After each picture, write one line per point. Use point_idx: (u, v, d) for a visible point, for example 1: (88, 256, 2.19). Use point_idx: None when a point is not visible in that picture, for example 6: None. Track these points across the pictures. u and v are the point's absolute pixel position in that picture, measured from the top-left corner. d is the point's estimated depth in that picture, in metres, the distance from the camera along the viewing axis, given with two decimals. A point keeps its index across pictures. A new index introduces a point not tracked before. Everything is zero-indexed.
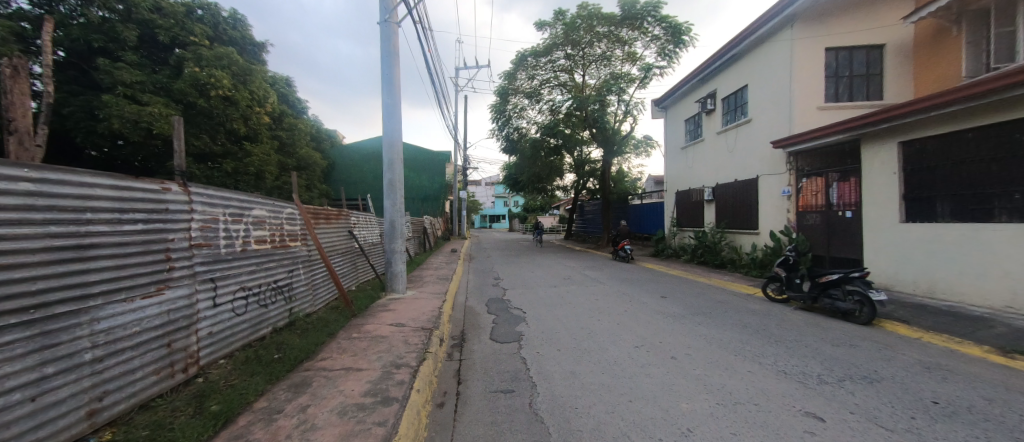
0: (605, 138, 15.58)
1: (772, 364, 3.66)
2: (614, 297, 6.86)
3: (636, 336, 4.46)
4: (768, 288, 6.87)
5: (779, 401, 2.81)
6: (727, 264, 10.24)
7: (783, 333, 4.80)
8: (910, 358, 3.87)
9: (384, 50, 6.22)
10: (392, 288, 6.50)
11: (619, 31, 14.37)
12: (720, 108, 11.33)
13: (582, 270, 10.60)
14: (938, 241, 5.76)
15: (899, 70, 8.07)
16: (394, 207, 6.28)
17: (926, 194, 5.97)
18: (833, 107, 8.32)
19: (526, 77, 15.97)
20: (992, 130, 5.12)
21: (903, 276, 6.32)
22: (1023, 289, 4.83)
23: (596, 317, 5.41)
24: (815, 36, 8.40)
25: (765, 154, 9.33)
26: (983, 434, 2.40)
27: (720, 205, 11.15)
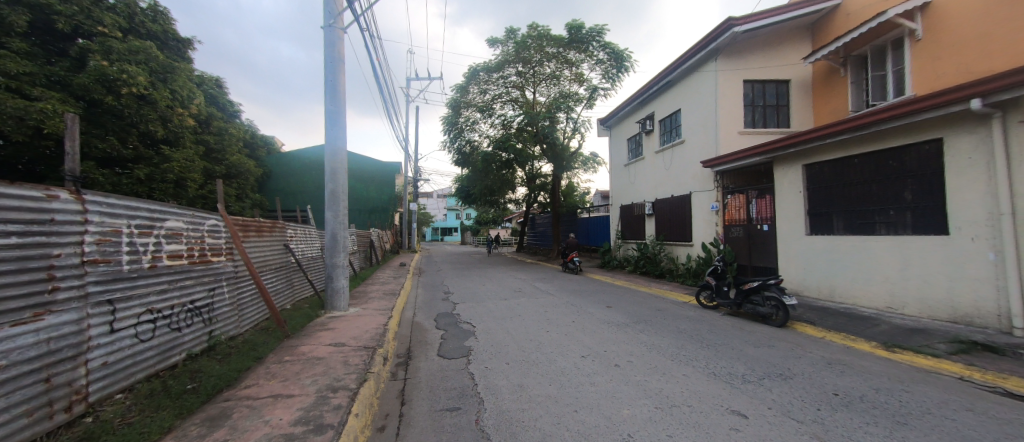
0: (555, 153, 16.08)
1: (703, 367, 3.94)
2: (562, 308, 7.02)
3: (582, 346, 4.58)
4: (701, 295, 7.42)
5: (709, 401, 3.02)
6: (666, 274, 10.92)
7: (714, 337, 5.19)
8: (816, 356, 4.37)
9: (327, 56, 5.97)
10: (332, 306, 6.09)
11: (568, 53, 15.08)
12: (658, 129, 12.24)
13: (533, 282, 10.75)
14: (835, 251, 6.63)
15: (801, 103, 9.34)
16: (335, 219, 5.95)
17: (825, 210, 6.86)
18: (751, 133, 9.35)
19: (478, 91, 16.16)
20: (872, 156, 6.05)
21: (810, 283, 7.16)
22: (898, 292, 5.67)
23: (544, 328, 5.49)
24: (736, 68, 9.41)
25: (696, 172, 10.18)
26: (873, 419, 2.75)
27: (659, 219, 11.95)
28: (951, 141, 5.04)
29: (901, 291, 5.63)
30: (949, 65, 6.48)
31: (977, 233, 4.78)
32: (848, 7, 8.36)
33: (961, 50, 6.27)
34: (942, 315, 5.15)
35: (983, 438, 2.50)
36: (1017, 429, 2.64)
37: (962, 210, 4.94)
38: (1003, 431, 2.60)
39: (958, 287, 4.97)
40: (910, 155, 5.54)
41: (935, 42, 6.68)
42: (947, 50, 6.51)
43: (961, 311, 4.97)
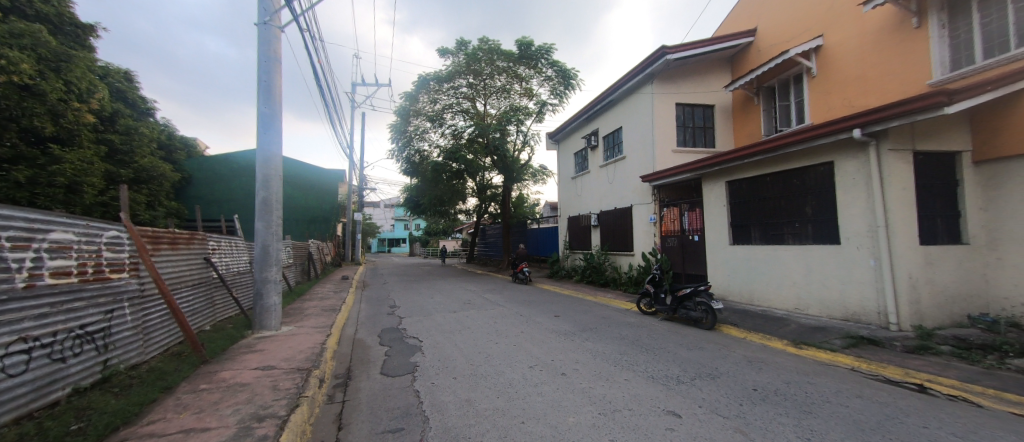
0: (505, 165, 16.27)
1: (643, 371, 4.14)
2: (511, 319, 7.03)
3: (530, 356, 4.62)
4: (641, 302, 7.85)
5: (647, 404, 3.18)
6: (610, 282, 11.42)
7: (652, 342, 5.51)
8: (739, 355, 4.81)
9: (261, 55, 5.57)
10: (261, 326, 5.56)
11: (518, 68, 15.46)
12: (602, 145, 12.92)
13: (483, 293, 10.68)
14: (754, 259, 7.37)
15: (723, 125, 10.41)
16: (267, 230, 5.49)
17: (744, 223, 7.64)
18: (684, 151, 10.19)
19: (428, 100, 15.96)
20: (781, 175, 6.88)
21: (733, 288, 7.88)
22: (803, 295, 6.44)
23: (494, 339, 5.46)
24: (670, 92, 10.25)
25: (636, 186, 10.85)
26: (784, 410, 3.08)
27: (603, 230, 12.52)
28: (840, 164, 5.88)
29: (805, 293, 6.39)
30: (837, 99, 7.60)
31: (861, 242, 5.59)
32: (760, 44, 9.53)
33: (846, 87, 7.40)
34: (837, 314, 5.91)
35: (870, 420, 2.89)
36: (895, 410, 3.09)
37: (849, 223, 5.76)
38: (884, 413, 3.03)
39: (848, 289, 5.74)
40: (809, 175, 6.39)
41: (826, 80, 7.81)
42: (835, 86, 7.65)
43: (851, 310, 5.74)
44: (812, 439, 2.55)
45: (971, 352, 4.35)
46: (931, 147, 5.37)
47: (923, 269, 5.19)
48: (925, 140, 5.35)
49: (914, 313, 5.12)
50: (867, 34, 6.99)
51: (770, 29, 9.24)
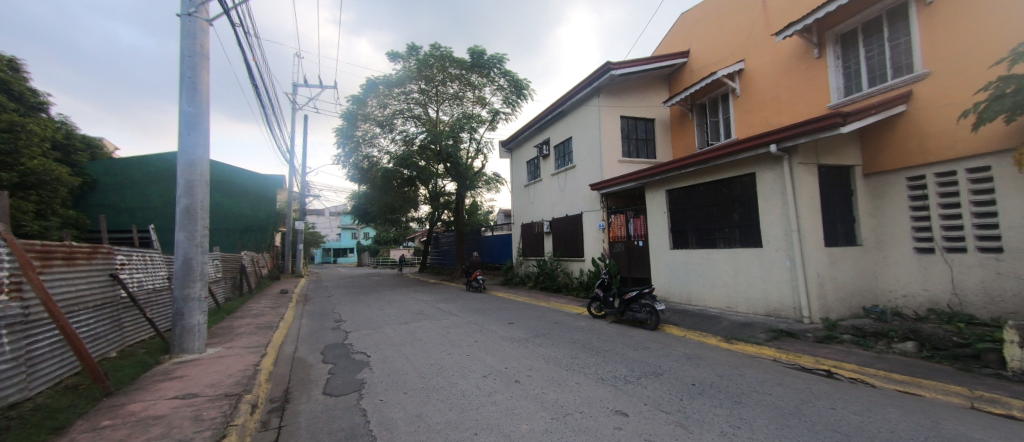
0: (458, 172, 16.10)
1: (593, 374, 4.27)
2: (465, 328, 6.93)
3: (484, 365, 4.57)
4: (591, 306, 8.11)
5: (597, 405, 3.29)
6: (562, 288, 11.67)
7: (602, 344, 5.71)
8: (680, 353, 5.14)
9: (185, 49, 5.06)
10: (180, 349, 4.96)
11: (470, 76, 15.50)
12: (553, 154, 13.30)
13: (436, 303, 10.42)
14: (691, 262, 7.93)
15: (662, 138, 11.18)
16: (190, 241, 4.94)
17: (682, 228, 8.23)
18: (628, 161, 10.77)
19: (377, 105, 15.46)
20: (713, 184, 7.51)
21: (674, 290, 8.40)
22: (733, 294, 7.04)
23: (447, 350, 5.34)
24: (616, 105, 10.82)
25: (586, 194, 11.27)
26: (717, 402, 3.33)
27: (555, 236, 12.83)
28: (761, 175, 6.55)
29: (734, 293, 7.00)
30: (757, 117, 8.47)
31: (779, 245, 6.23)
32: (693, 65, 10.40)
33: (764, 107, 8.29)
34: (761, 310, 6.52)
35: (789, 406, 3.21)
36: (808, 395, 3.47)
37: (769, 228, 6.41)
38: (800, 398, 3.38)
39: (769, 287, 6.38)
40: (737, 185, 7.05)
41: (748, 99, 8.69)
42: (755, 106, 8.54)
43: (772, 307, 6.37)
44: (742, 426, 2.77)
45: (866, 340, 5.02)
46: (832, 161, 6.17)
47: (828, 267, 5.90)
48: (827, 155, 6.13)
49: (822, 307, 5.79)
50: (780, 60, 7.90)
51: (701, 52, 10.12)
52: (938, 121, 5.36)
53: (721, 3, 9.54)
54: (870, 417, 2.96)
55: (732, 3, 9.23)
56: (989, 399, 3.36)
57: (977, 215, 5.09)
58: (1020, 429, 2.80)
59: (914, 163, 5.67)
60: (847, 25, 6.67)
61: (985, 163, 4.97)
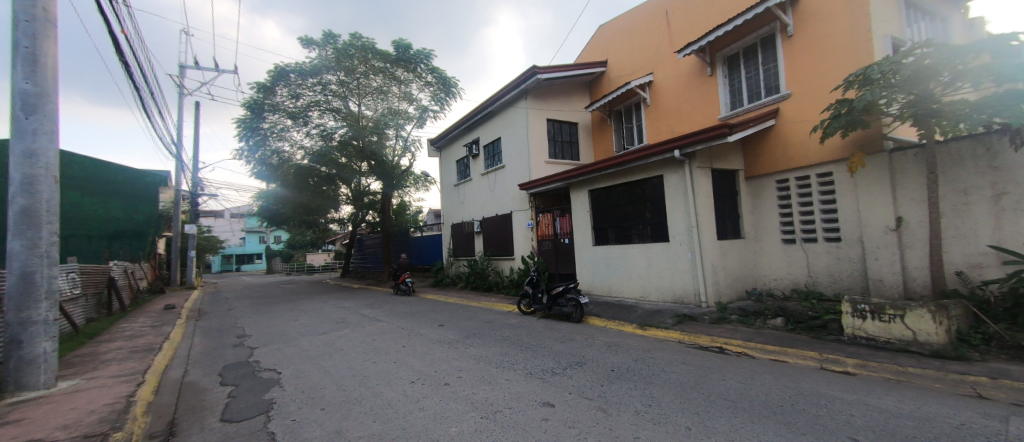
0: (383, 171, 15.33)
1: (522, 369, 4.37)
2: (391, 334, 6.61)
3: (412, 371, 4.40)
4: (520, 303, 8.29)
5: (526, 399, 3.37)
6: (493, 287, 11.74)
7: (531, 340, 5.88)
8: (601, 342, 5.50)
9: (19, 9, 4.02)
10: (17, 387, 3.94)
11: (395, 70, 14.71)
12: (483, 154, 13.34)
13: (359, 310, 9.77)
14: (610, 257, 8.53)
15: (584, 141, 11.85)
16: (29, 251, 3.95)
17: (602, 226, 8.82)
18: (554, 163, 11.22)
19: (288, 95, 14.02)
20: (628, 185, 8.18)
21: (596, 283, 8.96)
22: (646, 284, 7.73)
23: (371, 359, 5.03)
24: (542, 108, 11.20)
25: (515, 194, 11.49)
26: (633, 384, 3.63)
27: (486, 236, 12.87)
28: (667, 177, 7.30)
29: (647, 283, 7.71)
30: (663, 125, 9.40)
31: (683, 240, 7.00)
32: (610, 74, 11.18)
33: (669, 116, 9.23)
34: (668, 298, 7.27)
35: (690, 381, 3.63)
36: (705, 370, 3.97)
37: (674, 225, 7.15)
38: (699, 373, 3.84)
39: (675, 277, 7.14)
40: (649, 186, 7.75)
41: (656, 109, 9.60)
42: (661, 115, 9.46)
43: (677, 294, 7.13)
44: (652, 404, 3.06)
45: (749, 318, 5.88)
46: (723, 166, 7.11)
47: (720, 258, 6.79)
48: (719, 160, 7.05)
49: (716, 292, 6.65)
50: (682, 76, 8.87)
51: (617, 63, 10.94)
52: (798, 135, 6.52)
53: (633, 19, 10.40)
54: (751, 384, 3.47)
55: (642, 20, 10.11)
56: (832, 360, 4.17)
57: (824, 212, 6.28)
58: (852, 382, 3.53)
59: (782, 169, 6.79)
60: (733, 48, 7.74)
61: (829, 170, 6.17)
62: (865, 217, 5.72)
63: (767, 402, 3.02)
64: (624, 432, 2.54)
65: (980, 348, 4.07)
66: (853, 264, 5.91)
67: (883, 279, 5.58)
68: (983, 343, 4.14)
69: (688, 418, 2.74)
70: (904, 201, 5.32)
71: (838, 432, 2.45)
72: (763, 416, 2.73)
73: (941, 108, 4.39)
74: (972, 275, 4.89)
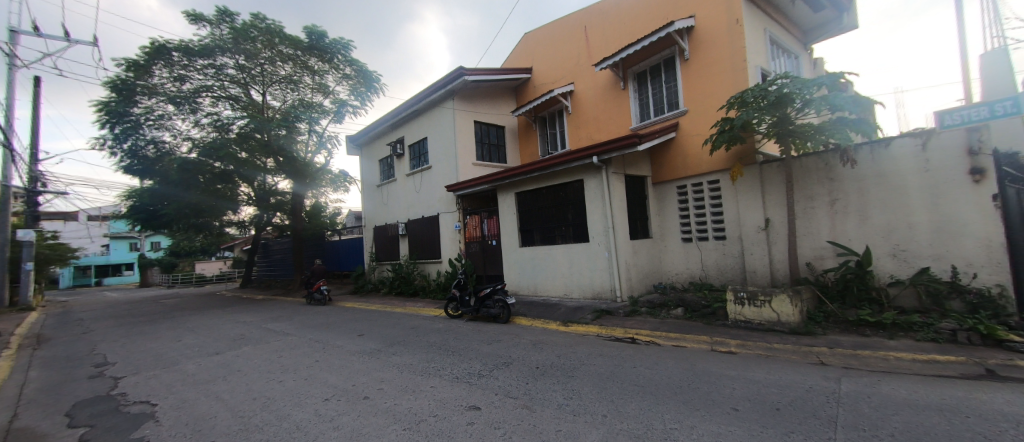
0: (294, 169, 13.84)
1: (448, 374, 4.28)
2: (302, 348, 5.99)
3: (326, 387, 4.04)
4: (447, 307, 8.13)
5: (452, 405, 3.30)
6: (419, 292, 11.35)
7: (458, 343, 5.80)
8: (528, 340, 5.65)
9: None
10: None
11: (307, 58, 13.31)
12: (408, 154, 12.86)
13: (263, 323, 8.70)
14: (535, 258, 8.81)
15: (511, 144, 12.06)
16: None
17: (528, 227, 9.07)
18: (482, 165, 11.23)
19: (169, 76, 12.01)
20: (551, 188, 8.53)
21: (522, 283, 9.16)
22: (569, 283, 8.13)
23: (277, 378, 4.50)
24: (469, 110, 11.15)
25: (442, 196, 11.26)
26: (555, 379, 3.79)
27: (412, 239, 12.41)
28: (586, 181, 7.75)
29: (568, 281, 8.12)
30: (583, 132, 10.00)
31: (601, 240, 7.50)
32: (534, 81, 11.56)
33: (588, 124, 9.83)
34: (588, 295, 7.75)
35: (607, 371, 3.90)
36: (619, 359, 4.32)
37: (593, 226, 7.63)
38: (614, 364, 4.14)
39: (594, 275, 7.63)
40: (571, 189, 8.17)
41: (576, 117, 10.15)
42: (581, 123, 10.03)
43: (595, 291, 7.63)
44: (573, 397, 3.21)
45: (656, 310, 6.52)
46: (634, 173, 7.80)
47: (632, 256, 7.44)
48: (630, 167, 7.74)
49: (629, 287, 7.26)
50: (599, 87, 9.52)
51: (541, 71, 11.36)
52: (693, 147, 7.45)
53: (555, 30, 10.90)
54: (657, 369, 3.85)
55: (564, 33, 10.64)
56: (719, 342, 4.82)
57: (714, 215, 7.25)
58: (735, 359, 4.12)
59: (681, 176, 7.68)
60: (642, 66, 8.56)
61: (717, 178, 7.14)
62: (743, 219, 6.74)
63: (669, 384, 3.36)
64: (547, 427, 2.63)
65: (822, 324, 5.04)
66: (736, 259, 6.92)
67: (756, 271, 6.63)
68: (824, 319, 5.13)
69: (604, 407, 2.93)
70: (771, 205, 6.40)
71: (724, 404, 2.82)
72: (667, 397, 3.03)
73: (795, 130, 5.39)
74: (817, 265, 6.03)
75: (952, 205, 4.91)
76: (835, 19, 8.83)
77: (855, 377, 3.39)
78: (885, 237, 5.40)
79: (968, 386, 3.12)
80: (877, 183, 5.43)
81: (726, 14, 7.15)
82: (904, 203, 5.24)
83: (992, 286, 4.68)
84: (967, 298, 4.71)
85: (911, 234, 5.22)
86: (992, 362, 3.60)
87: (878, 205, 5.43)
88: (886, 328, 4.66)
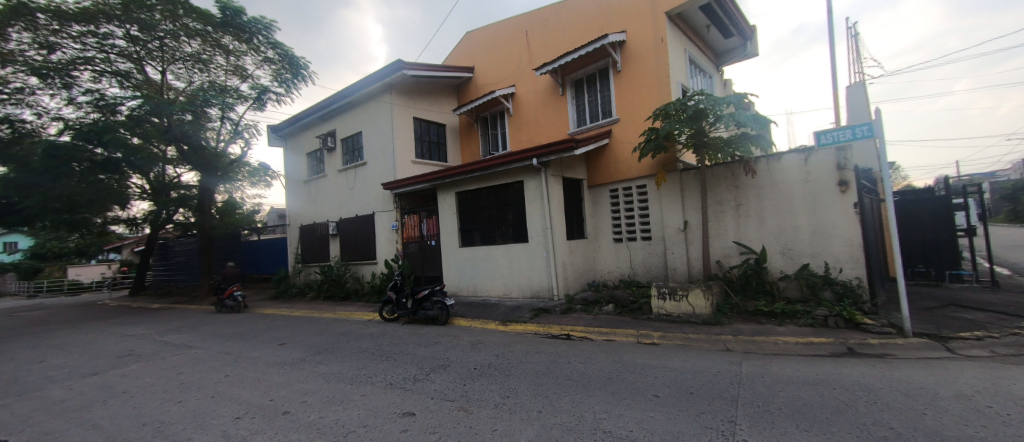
0: (201, 159, 12.32)
1: (381, 380, 4.09)
2: (210, 362, 5.32)
3: (238, 405, 3.63)
4: (383, 310, 7.76)
5: (384, 413, 3.16)
6: (351, 295, 10.69)
7: (392, 348, 5.56)
8: (466, 342, 5.60)
9: None
10: None
11: (219, 36, 11.79)
12: (340, 148, 12.07)
13: (160, 336, 7.54)
14: (475, 258, 8.78)
15: (452, 143, 11.87)
16: None
17: (468, 228, 9.00)
18: (421, 163, 10.90)
19: (32, 42, 9.86)
20: (492, 189, 8.56)
21: (462, 284, 9.05)
22: (508, 283, 8.22)
23: (176, 398, 3.94)
24: (408, 106, 10.77)
25: (378, 194, 10.73)
26: (491, 379, 3.81)
27: (344, 239, 11.66)
28: (526, 182, 7.90)
29: (507, 281, 8.22)
30: (523, 135, 10.17)
31: (539, 240, 7.68)
32: (476, 81, 11.51)
33: (528, 127, 10.03)
34: (526, 293, 7.91)
35: (543, 368, 4.02)
36: (556, 355, 4.47)
37: (532, 227, 7.79)
38: (550, 360, 4.27)
39: (532, 275, 7.80)
40: (511, 190, 8.28)
41: (517, 119, 10.31)
42: (521, 125, 10.20)
43: (534, 290, 7.80)
44: (510, 395, 3.25)
45: (589, 307, 6.85)
46: (570, 175, 8.14)
47: (568, 256, 7.75)
48: (567, 170, 8.06)
49: (564, 286, 7.55)
50: (539, 92, 9.76)
51: (482, 71, 11.35)
52: (625, 154, 7.99)
53: (496, 31, 10.95)
54: (589, 363, 4.06)
55: (506, 35, 10.74)
56: (645, 334, 5.23)
57: (641, 217, 7.83)
58: (657, 350, 4.49)
59: (613, 180, 8.17)
60: (579, 74, 8.97)
61: (644, 183, 7.73)
62: (665, 221, 7.37)
63: (600, 377, 3.56)
64: (483, 427, 2.64)
65: (728, 314, 5.69)
66: (659, 258, 7.54)
67: (677, 268, 7.30)
68: (730, 310, 5.80)
69: (539, 402, 3.02)
70: (689, 209, 7.09)
71: (647, 392, 3.05)
72: (598, 389, 3.20)
73: (707, 142, 6.03)
74: (724, 263, 6.80)
75: (825, 211, 5.84)
76: (740, 48, 10.04)
77: (752, 360, 3.89)
78: (776, 238, 6.26)
79: (834, 362, 3.75)
80: (771, 192, 6.27)
81: (653, 32, 7.77)
82: (791, 208, 6.11)
83: (853, 279, 5.65)
84: (835, 289, 5.63)
85: (795, 235, 6.10)
86: (852, 341, 4.35)
87: (772, 210, 6.27)
88: (776, 317, 5.39)
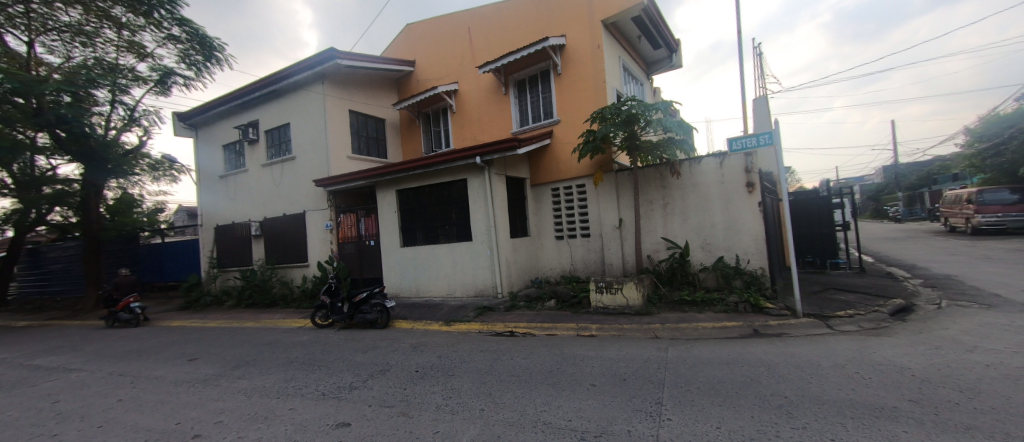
0: (83, 151, 10.29)
1: (312, 391, 3.82)
2: (97, 387, 4.55)
3: (134, 433, 3.14)
4: (315, 316, 7.22)
5: (316, 425, 2.96)
6: (279, 301, 9.80)
7: (325, 356, 5.20)
8: (407, 344, 5.42)
9: None
10: None
11: (107, 6, 10.00)
12: (263, 141, 10.99)
13: (28, 360, 6.28)
14: (417, 258, 8.51)
15: (392, 138, 11.38)
16: None
17: (410, 227, 8.70)
18: (358, 159, 10.31)
19: None
20: (434, 186, 8.37)
21: (403, 285, 8.73)
22: (452, 282, 8.09)
23: (50, 431, 3.32)
24: (343, 98, 10.13)
25: (309, 191, 9.96)
26: (433, 381, 3.73)
27: (270, 240, 10.66)
28: (469, 180, 7.84)
29: (452, 281, 8.09)
30: (466, 133, 10.08)
31: (483, 239, 7.68)
32: (416, 75, 11.16)
33: (471, 125, 9.94)
34: (470, 292, 7.86)
35: (486, 366, 4.02)
36: (499, 352, 4.50)
37: (476, 225, 7.76)
38: (494, 358, 4.28)
39: (477, 273, 7.77)
40: (454, 188, 8.16)
41: (460, 117, 10.18)
42: (464, 122, 10.09)
43: (478, 288, 7.78)
44: (452, 396, 3.22)
45: (532, 303, 7.01)
46: (514, 175, 8.24)
47: (511, 254, 7.85)
48: (511, 169, 8.13)
49: (508, 283, 7.63)
50: (482, 90, 9.73)
51: (423, 65, 11.03)
52: (565, 154, 8.27)
53: (438, 26, 10.70)
54: (531, 358, 4.15)
55: (447, 30, 10.54)
56: (584, 327, 5.48)
57: (580, 215, 8.17)
58: (596, 342, 4.72)
59: (554, 179, 8.42)
60: (521, 74, 9.11)
61: (583, 182, 8.08)
62: (603, 218, 7.78)
63: (542, 371, 3.65)
64: (424, 430, 2.58)
65: (657, 304, 6.18)
66: (597, 253, 7.94)
67: (613, 263, 7.74)
68: (659, 301, 6.29)
69: (482, 401, 3.02)
70: (623, 207, 7.56)
71: (585, 382, 3.20)
72: (539, 383, 3.28)
73: (640, 145, 6.46)
74: (654, 257, 7.35)
75: (736, 209, 6.57)
76: (666, 59, 10.91)
77: (677, 346, 4.26)
78: (697, 234, 6.91)
79: (743, 343, 4.25)
80: (692, 192, 6.90)
81: (590, 38, 8.13)
82: (709, 207, 6.78)
83: (758, 268, 6.44)
84: (744, 278, 6.37)
85: (713, 231, 6.78)
86: (757, 323, 4.95)
87: (694, 209, 6.90)
88: (698, 304, 5.95)
